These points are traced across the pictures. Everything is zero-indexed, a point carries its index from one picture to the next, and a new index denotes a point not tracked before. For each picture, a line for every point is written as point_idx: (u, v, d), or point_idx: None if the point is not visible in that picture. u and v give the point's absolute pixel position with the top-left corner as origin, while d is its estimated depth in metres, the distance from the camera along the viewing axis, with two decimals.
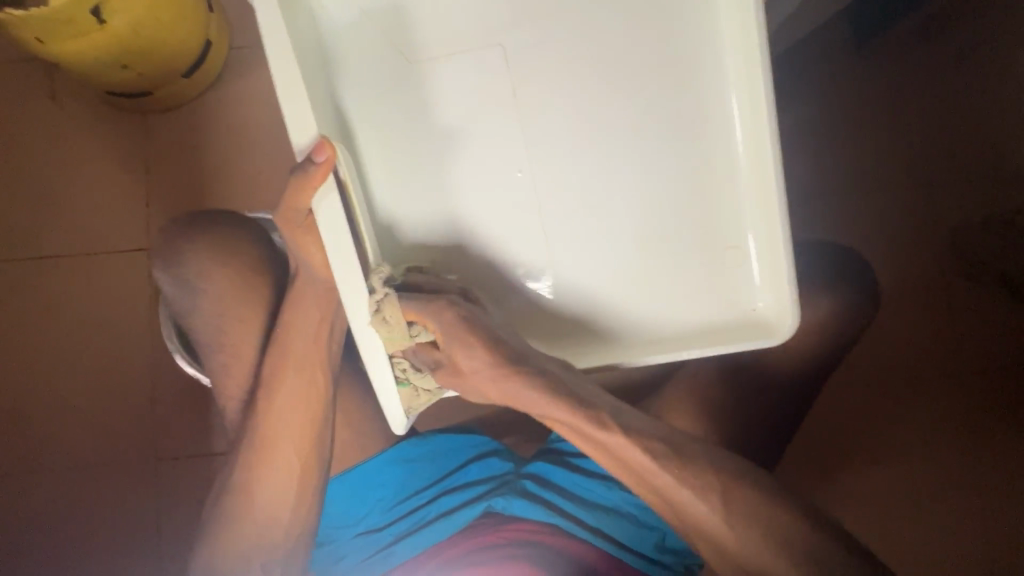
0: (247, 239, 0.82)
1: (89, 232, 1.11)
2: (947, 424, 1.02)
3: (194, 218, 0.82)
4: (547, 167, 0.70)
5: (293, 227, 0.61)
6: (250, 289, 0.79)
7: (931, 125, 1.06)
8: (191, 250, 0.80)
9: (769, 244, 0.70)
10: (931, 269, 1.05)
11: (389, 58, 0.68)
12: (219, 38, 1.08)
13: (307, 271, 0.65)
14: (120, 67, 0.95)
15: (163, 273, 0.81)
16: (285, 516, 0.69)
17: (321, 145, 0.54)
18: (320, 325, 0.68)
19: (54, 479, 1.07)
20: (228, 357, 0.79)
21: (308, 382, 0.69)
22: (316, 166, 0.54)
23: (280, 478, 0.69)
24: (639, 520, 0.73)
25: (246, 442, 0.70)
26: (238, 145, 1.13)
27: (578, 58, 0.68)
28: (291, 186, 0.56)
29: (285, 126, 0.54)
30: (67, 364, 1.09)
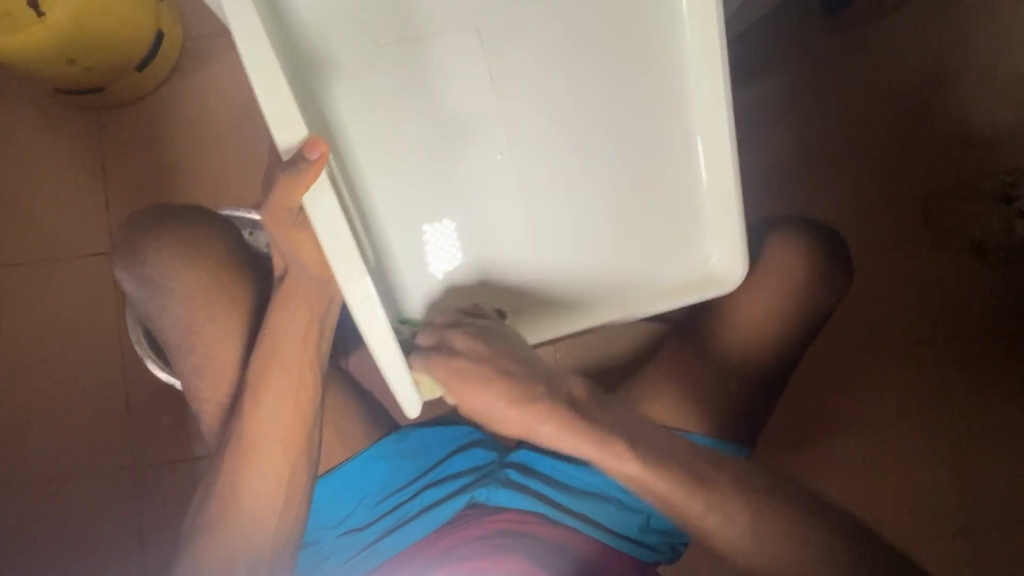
0: (213, 238, 0.79)
1: (50, 238, 1.07)
2: (925, 390, 1.04)
3: (161, 213, 0.79)
4: (522, 147, 0.69)
5: (284, 227, 0.58)
6: (221, 288, 0.76)
7: (903, 93, 1.06)
8: (156, 248, 0.76)
9: (722, 204, 0.70)
10: (909, 238, 1.06)
11: (354, 40, 0.64)
12: (171, 27, 1.03)
13: (296, 265, 0.63)
14: (66, 62, 0.90)
15: (125, 273, 0.78)
16: (269, 523, 0.66)
17: (315, 142, 0.51)
18: (306, 323, 0.66)
19: (28, 493, 1.04)
20: (199, 360, 0.75)
21: (290, 386, 0.67)
22: (309, 163, 0.51)
23: (264, 488, 0.66)
24: (626, 504, 0.72)
25: (231, 448, 0.67)
26: (201, 140, 1.09)
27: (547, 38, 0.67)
28: (280, 185, 0.53)
29: (269, 125, 0.51)
30: (37, 375, 1.06)
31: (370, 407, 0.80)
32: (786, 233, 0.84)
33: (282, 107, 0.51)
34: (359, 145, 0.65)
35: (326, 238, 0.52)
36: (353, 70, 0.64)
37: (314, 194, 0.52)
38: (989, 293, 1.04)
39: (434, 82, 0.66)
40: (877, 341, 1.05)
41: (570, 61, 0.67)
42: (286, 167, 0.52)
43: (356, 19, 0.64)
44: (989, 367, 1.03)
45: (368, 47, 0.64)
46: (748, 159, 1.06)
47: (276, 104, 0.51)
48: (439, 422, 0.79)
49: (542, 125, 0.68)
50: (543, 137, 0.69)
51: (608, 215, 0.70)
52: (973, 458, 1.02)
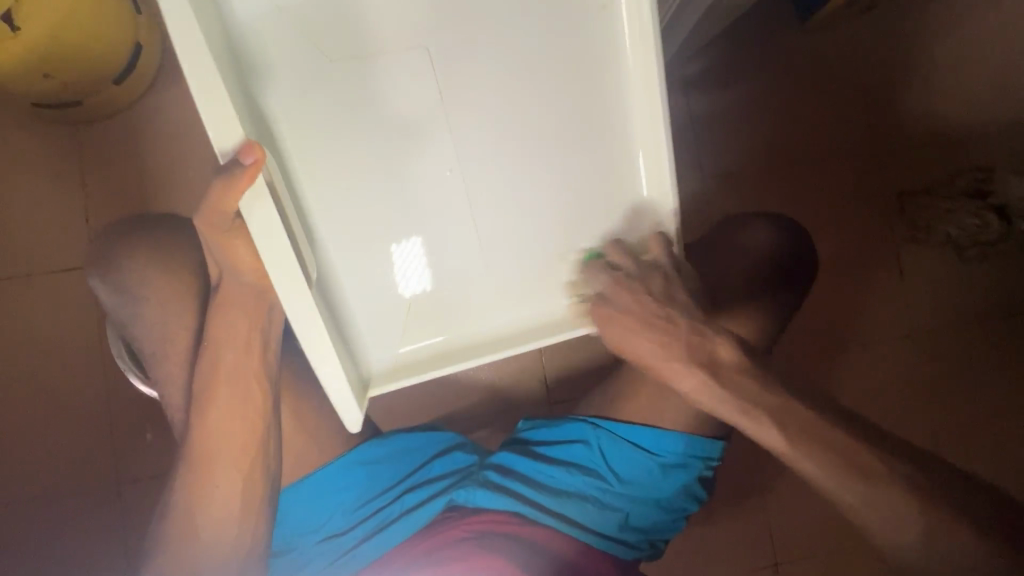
0: (184, 244, 0.78)
1: (28, 252, 1.06)
2: (896, 384, 1.09)
3: (138, 223, 0.81)
4: (469, 166, 0.70)
5: (218, 230, 0.59)
6: (185, 294, 0.75)
7: (869, 92, 1.08)
8: (128, 257, 0.77)
9: (659, 224, 0.74)
10: (882, 235, 1.09)
11: (305, 52, 0.64)
12: (148, 41, 1.03)
13: (230, 273, 0.63)
14: (41, 75, 0.90)
15: (100, 281, 0.78)
16: (236, 531, 0.66)
17: (250, 147, 0.52)
18: (249, 330, 0.66)
19: (8, 512, 1.03)
20: (169, 368, 0.75)
21: (253, 390, 0.67)
22: (244, 168, 0.52)
23: (225, 496, 0.66)
24: (604, 503, 0.73)
25: (184, 457, 0.67)
26: (180, 153, 1.09)
27: (494, 58, 0.68)
28: (217, 190, 0.53)
29: (208, 129, 0.52)
30: (16, 392, 1.05)
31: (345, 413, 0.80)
32: (757, 229, 0.86)
33: (218, 110, 0.51)
34: (308, 167, 0.67)
35: (263, 243, 0.53)
36: (303, 86, 0.65)
37: (250, 200, 0.53)
38: (962, 290, 1.08)
39: (382, 107, 0.67)
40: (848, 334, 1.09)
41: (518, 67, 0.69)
42: (222, 173, 0.52)
43: (309, 31, 0.64)
44: (956, 362, 1.08)
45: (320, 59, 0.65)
46: (723, 159, 1.08)
47: (210, 109, 0.51)
48: (421, 427, 0.79)
49: (494, 131, 0.70)
50: (491, 144, 0.70)
51: (547, 235, 0.74)
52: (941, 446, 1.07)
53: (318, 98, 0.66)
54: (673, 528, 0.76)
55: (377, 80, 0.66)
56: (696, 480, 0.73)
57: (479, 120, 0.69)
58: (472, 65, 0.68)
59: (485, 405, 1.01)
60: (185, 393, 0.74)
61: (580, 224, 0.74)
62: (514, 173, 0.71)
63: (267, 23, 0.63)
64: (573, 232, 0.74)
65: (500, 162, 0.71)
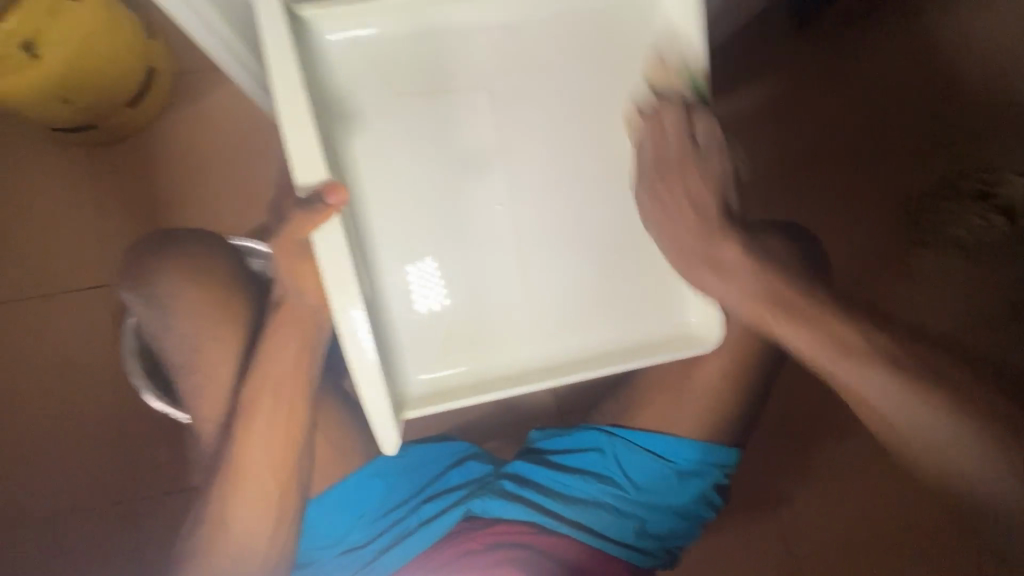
0: (216, 255, 0.79)
1: (46, 272, 1.08)
2: None
3: (167, 236, 0.79)
4: (527, 204, 0.65)
5: (290, 256, 0.60)
6: (224, 306, 0.76)
7: (867, 101, 1.10)
8: (160, 268, 0.76)
9: None
10: (889, 237, 1.09)
11: (375, 88, 0.60)
12: (161, 64, 1.06)
13: (294, 295, 0.63)
14: (60, 101, 0.94)
15: (130, 292, 0.76)
16: (267, 542, 0.67)
17: (335, 188, 0.52)
18: (296, 345, 0.66)
19: (25, 530, 1.03)
20: (201, 379, 0.75)
21: (283, 402, 0.66)
22: (324, 207, 0.51)
23: (256, 508, 0.67)
24: (620, 510, 0.73)
25: (217, 469, 0.67)
26: (194, 172, 1.11)
27: (557, 94, 0.64)
28: (294, 222, 0.53)
29: (291, 166, 0.52)
30: (36, 412, 1.06)
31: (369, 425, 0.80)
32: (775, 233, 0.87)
33: (303, 149, 0.51)
34: (370, 197, 0.61)
35: (325, 268, 0.52)
36: (370, 118, 0.60)
37: (324, 231, 0.52)
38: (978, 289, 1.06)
39: (445, 143, 0.62)
40: None
41: (581, 107, 0.64)
42: (302, 205, 0.52)
43: (381, 66, 0.60)
44: None
45: (385, 93, 0.60)
46: None
47: (296, 142, 0.51)
48: (437, 437, 0.80)
49: (548, 172, 0.65)
50: (546, 185, 0.65)
51: (591, 274, 0.67)
52: None
53: (382, 130, 0.61)
54: (689, 535, 0.75)
55: (441, 118, 0.62)
56: (712, 485, 0.73)
57: (538, 156, 0.64)
58: (535, 100, 0.63)
59: (497, 414, 1.01)
60: (225, 403, 0.74)
61: (629, 269, 0.68)
62: (570, 210, 0.66)
63: (343, 56, 0.59)
64: (614, 280, 0.68)
65: (556, 200, 0.66)
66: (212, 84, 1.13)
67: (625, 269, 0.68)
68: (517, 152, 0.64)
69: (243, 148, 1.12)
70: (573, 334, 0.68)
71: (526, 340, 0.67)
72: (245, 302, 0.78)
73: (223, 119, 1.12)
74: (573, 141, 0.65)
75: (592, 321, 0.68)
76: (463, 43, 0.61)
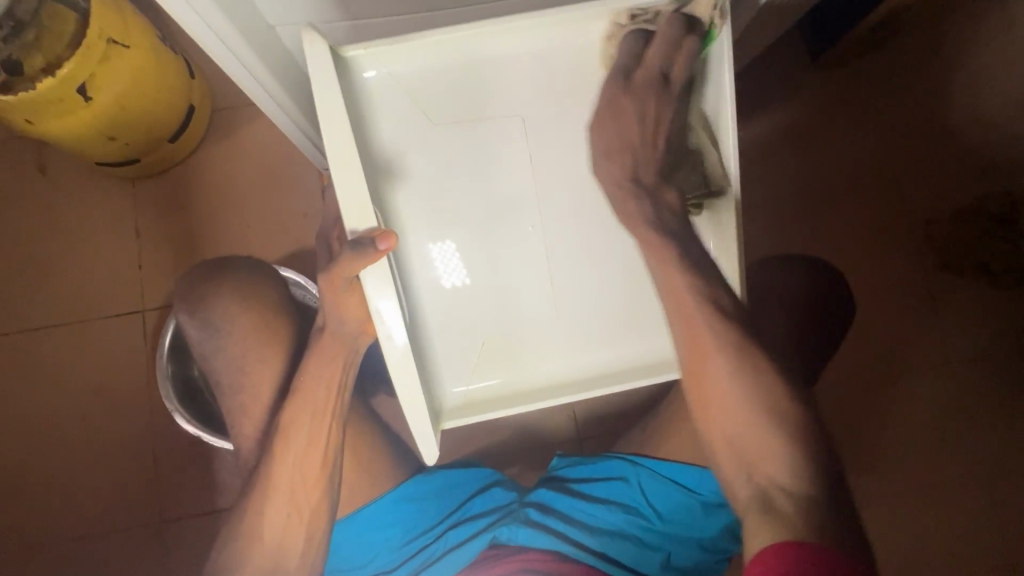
0: (266, 282, 0.83)
1: (87, 298, 1.13)
2: (934, 410, 1.06)
3: (223, 263, 0.82)
4: (560, 226, 0.68)
5: (336, 291, 0.60)
6: (271, 331, 0.79)
7: (892, 128, 1.10)
8: (218, 293, 0.79)
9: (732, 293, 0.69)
10: (915, 264, 1.09)
11: (415, 118, 0.63)
12: (200, 101, 1.13)
13: (336, 325, 0.65)
14: (107, 139, 1.00)
15: (185, 316, 0.80)
16: (298, 558, 0.68)
17: (387, 235, 0.53)
18: (342, 365, 0.68)
19: (58, 550, 1.06)
20: (246, 399, 0.77)
21: (320, 422, 0.69)
22: (376, 253, 0.53)
23: (290, 523, 0.68)
24: (644, 541, 0.72)
25: (250, 490, 0.69)
26: (228, 202, 1.17)
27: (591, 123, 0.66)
28: (342, 261, 0.54)
29: (346, 205, 0.54)
30: (75, 434, 1.09)
31: (398, 449, 0.81)
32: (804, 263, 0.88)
33: (356, 192, 0.54)
34: (410, 218, 0.65)
35: (374, 297, 0.55)
36: (412, 145, 0.64)
37: (372, 272, 0.54)
38: (1003, 315, 1.06)
39: (482, 169, 0.65)
40: (894, 362, 1.07)
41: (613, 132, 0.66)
42: (353, 247, 0.53)
43: (422, 97, 0.63)
44: (995, 389, 1.05)
45: (426, 122, 0.63)
46: (753, 191, 1.10)
47: (349, 180, 0.54)
48: (460, 463, 0.82)
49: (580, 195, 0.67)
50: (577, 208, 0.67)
51: (621, 294, 0.69)
52: (998, 475, 1.04)
53: (424, 155, 0.64)
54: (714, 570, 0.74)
55: (477, 145, 0.65)
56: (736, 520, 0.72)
57: (571, 179, 0.67)
58: (569, 129, 0.66)
59: (518, 438, 1.02)
60: (260, 426, 0.77)
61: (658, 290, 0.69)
62: (600, 232, 0.68)
63: (386, 87, 0.62)
64: (643, 300, 0.69)
65: (588, 223, 0.68)
66: (247, 120, 1.19)
67: (654, 290, 0.69)
68: (550, 176, 0.67)
69: (277, 178, 1.17)
70: (602, 352, 0.70)
71: (556, 357, 0.69)
72: (292, 325, 0.81)
73: (256, 152, 1.18)
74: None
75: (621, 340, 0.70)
76: (500, 72, 0.63)
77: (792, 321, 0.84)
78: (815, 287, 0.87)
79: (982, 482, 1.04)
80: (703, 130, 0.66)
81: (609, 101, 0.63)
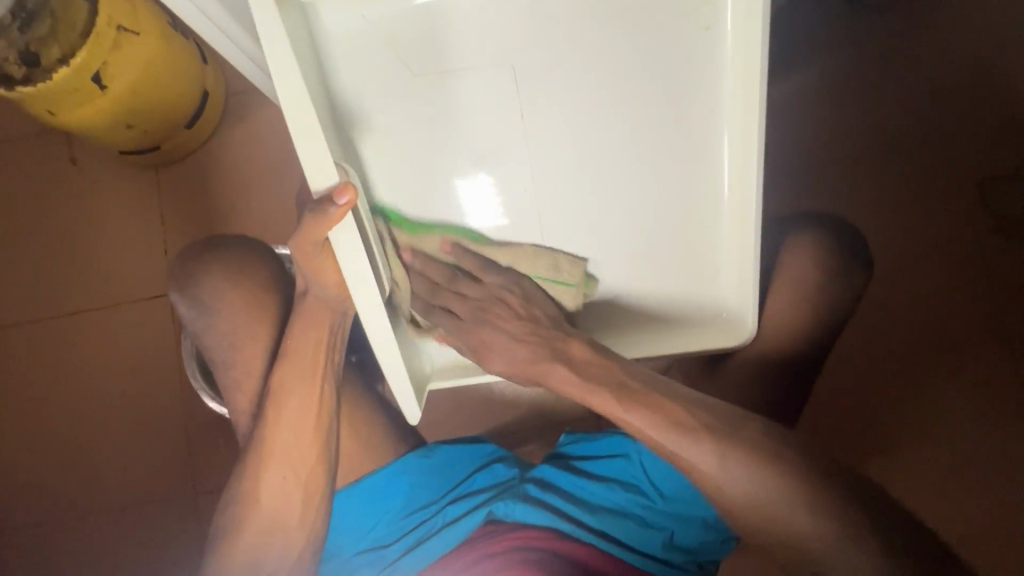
0: (256, 257, 0.84)
1: (113, 280, 1.18)
2: (985, 389, 0.96)
3: (213, 239, 0.85)
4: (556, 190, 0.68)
5: (309, 257, 0.61)
6: (263, 308, 0.80)
7: (936, 78, 0.99)
8: (207, 272, 0.82)
9: (742, 264, 0.70)
10: (962, 227, 0.98)
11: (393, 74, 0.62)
12: (214, 87, 1.14)
13: (316, 288, 0.67)
14: (125, 126, 1.03)
15: (176, 295, 0.82)
16: (296, 523, 0.70)
17: (344, 188, 0.53)
18: (327, 336, 0.70)
19: (98, 516, 1.13)
20: (242, 374, 0.79)
21: (311, 391, 0.71)
22: (337, 209, 0.53)
23: (287, 489, 0.71)
24: (647, 520, 0.70)
25: (249, 458, 0.71)
26: (242, 185, 1.18)
27: (597, 80, 0.62)
28: (308, 223, 0.55)
29: (305, 169, 0.53)
30: (111, 410, 1.16)
31: (394, 422, 0.83)
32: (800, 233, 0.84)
33: (319, 153, 0.53)
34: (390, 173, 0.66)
35: (347, 266, 0.55)
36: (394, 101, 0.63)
37: (340, 231, 0.55)
38: None
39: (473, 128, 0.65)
40: (927, 335, 0.98)
41: (625, 90, 0.63)
42: (314, 208, 0.54)
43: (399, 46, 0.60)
44: None
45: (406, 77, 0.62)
46: (776, 154, 1.01)
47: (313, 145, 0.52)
48: (464, 440, 0.81)
49: (586, 157, 0.66)
50: (584, 186, 0.67)
51: (623, 254, 0.71)
52: None
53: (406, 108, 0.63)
54: (723, 548, 0.71)
55: (461, 101, 0.63)
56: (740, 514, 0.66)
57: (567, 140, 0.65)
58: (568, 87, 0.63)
59: (528, 416, 1.01)
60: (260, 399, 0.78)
61: (662, 255, 0.71)
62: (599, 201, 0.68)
63: (361, 34, 0.60)
64: (648, 264, 0.71)
65: (586, 191, 0.68)
66: (258, 104, 1.20)
67: (658, 256, 0.71)
68: (545, 137, 0.65)
69: (289, 161, 1.18)
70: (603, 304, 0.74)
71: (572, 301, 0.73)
72: (287, 299, 0.82)
73: (267, 135, 1.19)
74: (614, 132, 0.65)
75: (622, 298, 0.74)
76: (489, 20, 0.60)
77: (797, 288, 0.82)
78: (823, 248, 0.83)
79: None
80: (726, 91, 0.62)
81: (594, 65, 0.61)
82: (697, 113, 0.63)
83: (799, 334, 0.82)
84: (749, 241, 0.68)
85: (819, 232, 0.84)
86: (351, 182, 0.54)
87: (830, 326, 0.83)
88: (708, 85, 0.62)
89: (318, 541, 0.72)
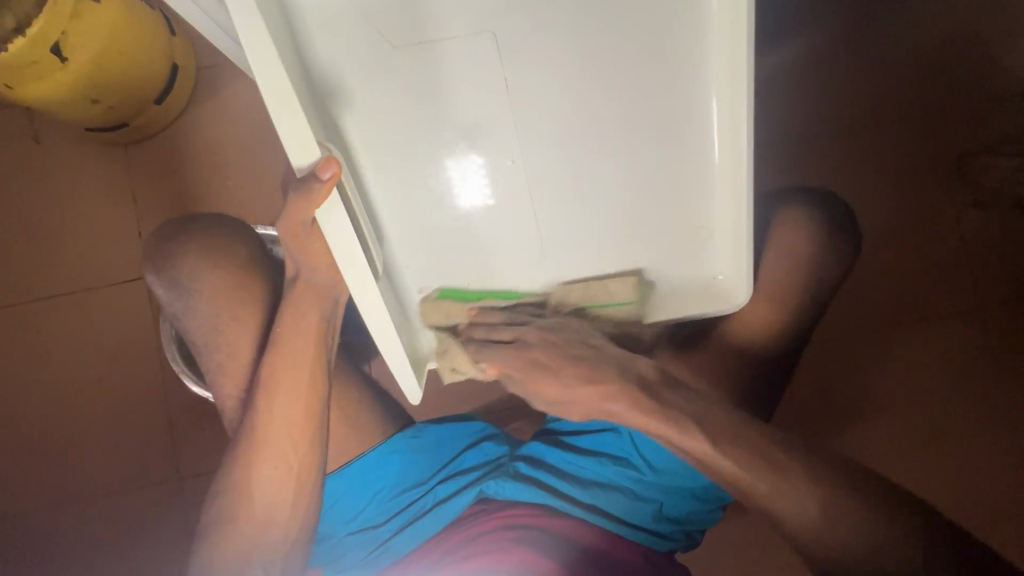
0: (238, 237, 0.81)
1: (88, 265, 1.14)
2: (951, 357, 1.00)
3: (190, 221, 0.82)
4: (541, 158, 0.66)
5: (299, 240, 0.60)
6: (248, 290, 0.79)
7: (925, 47, 0.98)
8: (184, 254, 0.79)
9: (735, 230, 0.68)
10: (939, 198, 1.00)
11: (371, 43, 0.60)
12: (184, 60, 1.09)
13: (306, 271, 0.66)
14: (91, 101, 0.97)
15: (156, 279, 0.79)
16: (289, 507, 0.70)
17: (327, 162, 0.51)
18: (317, 319, 0.69)
19: (84, 504, 1.11)
20: (229, 355, 0.77)
21: (303, 373, 0.70)
22: (322, 183, 0.51)
23: (279, 475, 0.70)
24: (637, 492, 0.71)
25: (241, 441, 0.71)
26: (217, 165, 1.14)
27: (574, 55, 0.62)
28: (294, 203, 0.53)
29: (285, 146, 0.51)
30: (93, 398, 1.13)
31: (383, 403, 0.82)
32: (793, 207, 0.85)
33: (300, 128, 0.51)
34: (381, 148, 0.64)
35: (339, 250, 0.54)
36: (377, 76, 0.61)
37: (326, 210, 0.53)
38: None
39: (458, 95, 0.63)
40: (918, 307, 1.00)
41: (606, 61, 0.62)
42: (299, 185, 0.52)
43: (371, 15, 0.59)
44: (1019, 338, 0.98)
45: (384, 48, 0.60)
46: (766, 128, 1.00)
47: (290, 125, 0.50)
48: (452, 418, 0.81)
49: (572, 128, 0.65)
50: (578, 150, 0.66)
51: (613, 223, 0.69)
52: (1005, 428, 0.98)
53: (390, 77, 0.62)
54: (708, 519, 0.74)
55: (442, 67, 0.62)
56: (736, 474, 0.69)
57: (551, 111, 0.64)
58: (547, 58, 0.62)
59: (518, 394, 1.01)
60: (247, 385, 0.77)
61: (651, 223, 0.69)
62: (587, 170, 0.67)
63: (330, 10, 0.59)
64: (640, 234, 0.69)
65: (572, 164, 0.66)
66: (229, 79, 1.15)
67: (652, 223, 0.69)
68: (527, 108, 0.64)
69: (265, 138, 1.14)
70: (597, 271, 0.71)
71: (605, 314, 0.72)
72: (275, 281, 0.81)
73: (241, 111, 1.14)
74: (598, 104, 0.64)
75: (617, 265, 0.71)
76: None
77: (779, 262, 0.83)
78: (814, 224, 0.84)
79: (1008, 432, 0.98)
80: (710, 58, 0.61)
81: (574, 37, 0.61)
82: (682, 78, 0.63)
83: (786, 307, 0.83)
84: (741, 205, 0.65)
85: (804, 207, 0.86)
86: (334, 156, 0.52)
87: (816, 308, 0.85)
88: (693, 50, 0.61)
89: (311, 523, 0.72)
